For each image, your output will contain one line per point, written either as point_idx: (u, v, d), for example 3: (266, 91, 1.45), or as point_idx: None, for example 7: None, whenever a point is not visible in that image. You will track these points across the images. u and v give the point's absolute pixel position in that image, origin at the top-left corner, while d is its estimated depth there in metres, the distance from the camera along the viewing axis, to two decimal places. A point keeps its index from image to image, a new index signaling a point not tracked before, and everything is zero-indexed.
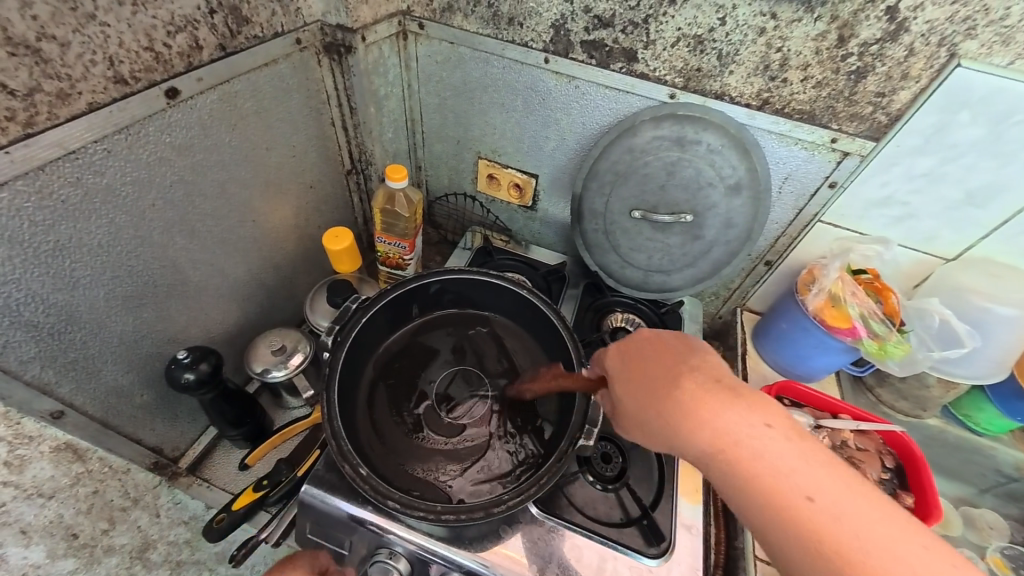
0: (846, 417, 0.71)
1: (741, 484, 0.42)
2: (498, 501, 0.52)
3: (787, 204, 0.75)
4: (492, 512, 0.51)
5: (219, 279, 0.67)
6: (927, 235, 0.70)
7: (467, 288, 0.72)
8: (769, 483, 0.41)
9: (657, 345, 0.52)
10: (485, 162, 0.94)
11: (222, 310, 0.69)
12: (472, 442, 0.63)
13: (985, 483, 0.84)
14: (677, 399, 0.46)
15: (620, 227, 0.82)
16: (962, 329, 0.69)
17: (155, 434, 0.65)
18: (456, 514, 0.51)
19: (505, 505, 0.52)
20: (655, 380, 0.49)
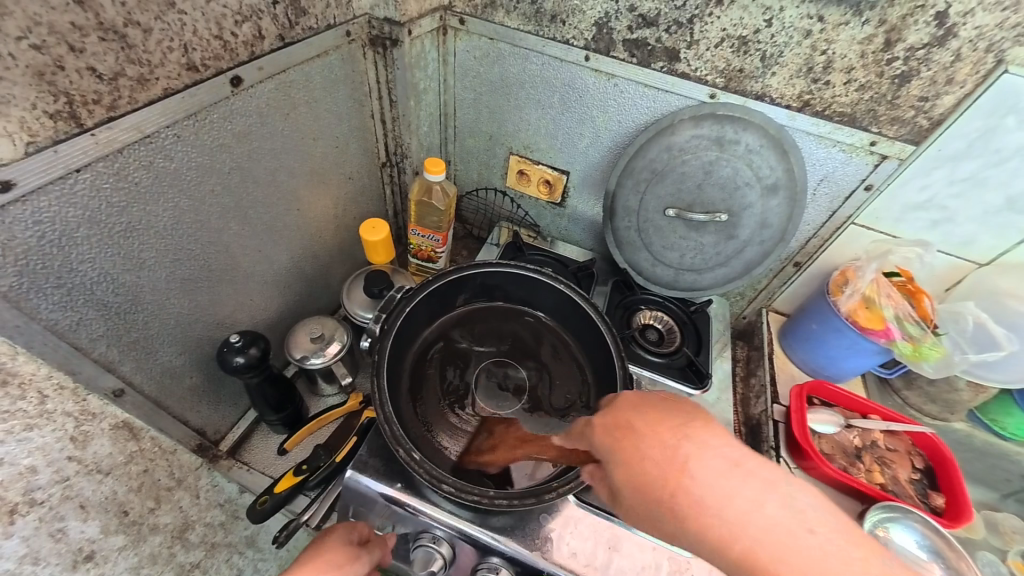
0: (876, 418, 0.72)
1: (720, 560, 0.33)
2: (548, 488, 0.53)
3: (821, 206, 0.76)
4: (543, 499, 0.52)
5: (263, 267, 0.68)
6: (963, 240, 0.71)
7: (505, 281, 0.73)
8: (740, 550, 0.32)
9: (647, 404, 0.41)
10: (516, 158, 0.95)
11: (265, 297, 0.71)
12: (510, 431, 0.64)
13: (1008, 488, 0.85)
14: (676, 506, 0.34)
15: (653, 224, 0.83)
16: (1001, 332, 0.69)
17: (200, 416, 0.68)
18: (508, 499, 0.52)
19: (554, 492, 0.52)
20: (636, 463, 0.38)
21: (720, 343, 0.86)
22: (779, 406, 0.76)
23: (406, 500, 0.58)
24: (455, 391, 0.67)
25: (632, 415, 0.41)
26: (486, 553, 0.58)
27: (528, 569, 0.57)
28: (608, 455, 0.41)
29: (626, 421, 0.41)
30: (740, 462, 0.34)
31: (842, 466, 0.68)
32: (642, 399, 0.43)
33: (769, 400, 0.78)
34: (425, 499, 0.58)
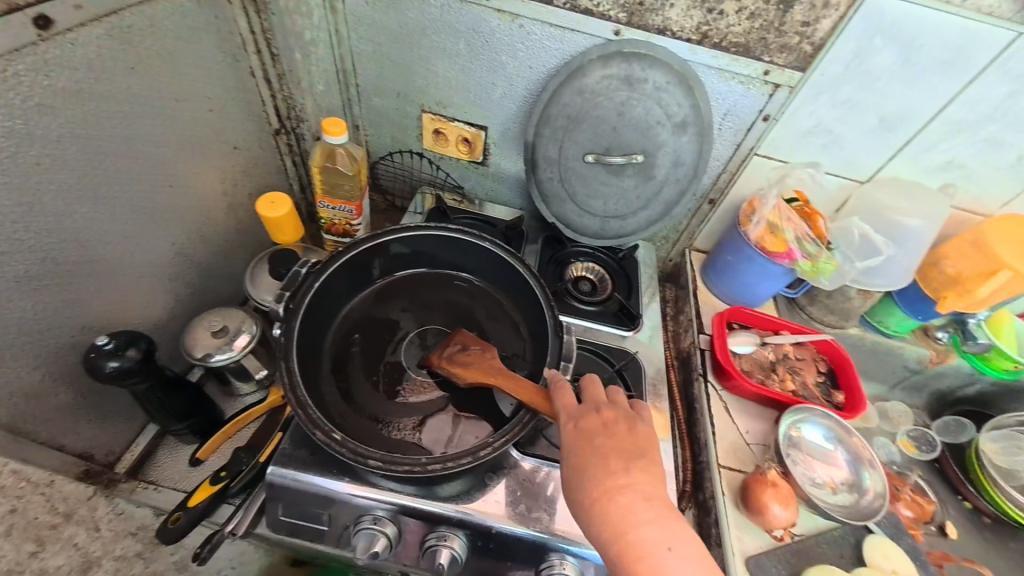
0: (787, 333, 0.78)
1: (602, 542, 0.44)
2: (484, 444, 0.50)
3: (727, 140, 0.79)
4: (479, 455, 0.49)
5: (137, 257, 0.58)
6: (848, 161, 0.77)
7: (426, 245, 0.69)
8: (623, 540, 0.43)
9: (615, 429, 0.50)
10: (430, 115, 0.89)
11: (147, 291, 0.61)
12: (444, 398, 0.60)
13: (895, 379, 0.98)
14: (598, 502, 0.45)
15: (575, 173, 0.82)
16: (881, 240, 0.75)
17: (82, 439, 0.60)
18: (443, 463, 0.49)
19: (490, 447, 0.50)
20: (585, 469, 0.48)
21: (651, 285, 0.89)
22: (705, 336, 0.81)
23: (345, 487, 0.55)
24: (383, 365, 0.63)
25: (597, 433, 0.50)
26: (434, 524, 0.56)
27: (479, 532, 0.56)
28: (564, 452, 0.49)
29: (591, 435, 0.50)
30: (654, 488, 0.46)
31: (760, 380, 0.73)
32: (610, 420, 0.51)
33: (695, 332, 0.83)
34: (363, 482, 0.55)
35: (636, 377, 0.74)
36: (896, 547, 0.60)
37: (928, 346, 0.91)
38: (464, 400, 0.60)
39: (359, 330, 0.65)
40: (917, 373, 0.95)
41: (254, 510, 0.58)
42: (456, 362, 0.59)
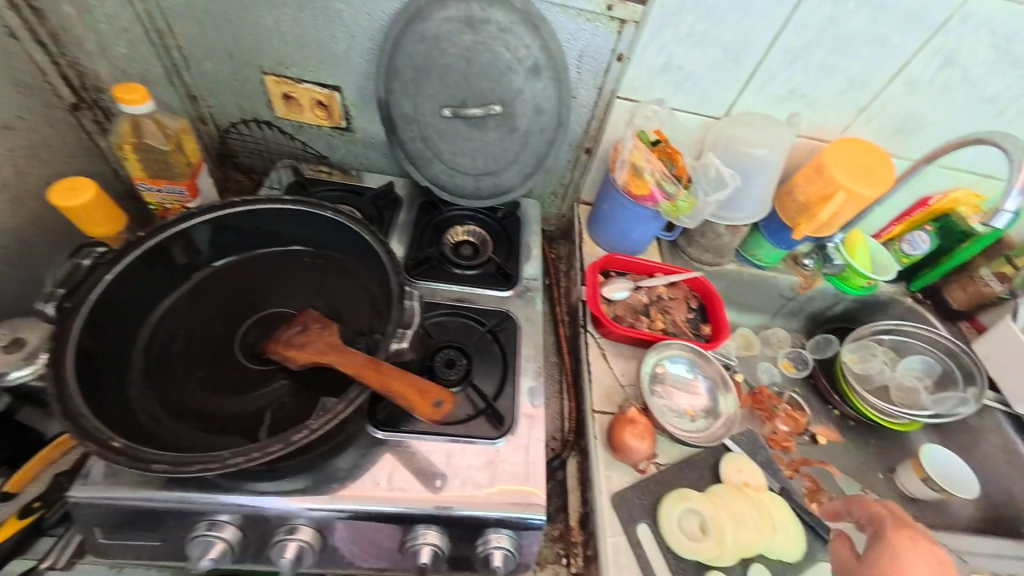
0: (660, 275, 0.80)
1: None
2: (301, 428, 0.45)
3: (589, 84, 0.77)
4: (292, 441, 0.44)
5: None
6: (703, 97, 0.77)
7: (262, 221, 0.62)
8: None
9: None
10: (272, 78, 0.80)
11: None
12: (284, 386, 0.55)
13: (775, 307, 1.05)
14: None
15: (436, 130, 0.77)
16: (727, 172, 0.75)
17: None
18: (249, 455, 0.43)
19: (307, 430, 0.45)
20: None
21: (536, 241, 0.86)
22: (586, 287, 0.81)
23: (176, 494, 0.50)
24: (214, 360, 0.56)
25: None
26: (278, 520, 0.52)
27: (327, 520, 0.53)
28: None
29: None
30: None
31: (629, 323, 0.74)
32: None
33: (578, 285, 0.82)
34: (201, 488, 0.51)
35: (512, 338, 0.71)
36: (749, 461, 0.64)
37: (797, 274, 0.97)
38: (308, 383, 0.55)
39: (185, 322, 0.58)
40: (793, 300, 1.02)
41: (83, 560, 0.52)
42: (294, 345, 0.54)
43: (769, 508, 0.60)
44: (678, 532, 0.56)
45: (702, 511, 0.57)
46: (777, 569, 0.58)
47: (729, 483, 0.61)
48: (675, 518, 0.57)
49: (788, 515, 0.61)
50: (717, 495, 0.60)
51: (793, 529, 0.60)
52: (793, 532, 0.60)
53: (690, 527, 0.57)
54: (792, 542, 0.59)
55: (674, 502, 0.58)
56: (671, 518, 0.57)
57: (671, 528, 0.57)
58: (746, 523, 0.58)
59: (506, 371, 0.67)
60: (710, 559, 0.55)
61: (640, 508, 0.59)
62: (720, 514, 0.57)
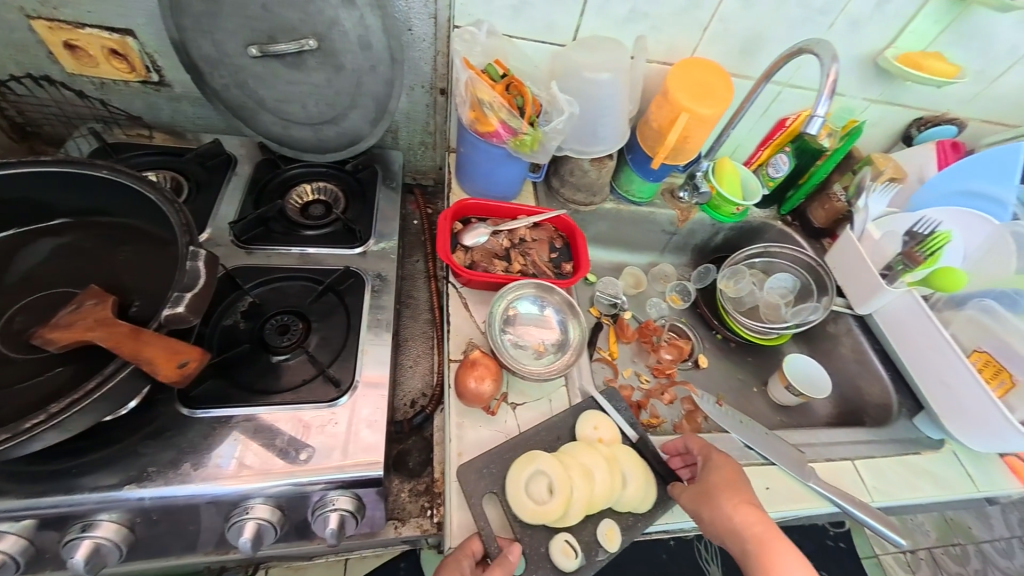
0: (523, 217, 0.77)
1: None
2: (36, 412, 0.39)
3: (421, 13, 0.70)
4: (20, 430, 0.38)
5: None
6: (544, 22, 0.73)
7: (19, 189, 0.53)
8: None
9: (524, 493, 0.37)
10: (42, 23, 0.67)
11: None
12: (58, 373, 0.49)
13: (662, 243, 1.06)
14: None
15: (251, 73, 0.68)
16: (565, 101, 0.71)
17: None
18: None
19: (43, 415, 0.39)
20: None
21: (396, 194, 0.81)
22: None
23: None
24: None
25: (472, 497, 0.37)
26: (70, 518, 0.48)
27: (130, 510, 0.49)
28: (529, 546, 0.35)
29: None
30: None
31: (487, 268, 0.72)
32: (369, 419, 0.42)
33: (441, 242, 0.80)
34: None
35: (358, 299, 0.66)
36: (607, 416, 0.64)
37: (674, 207, 0.98)
38: (87, 368, 0.49)
39: None
40: (676, 233, 1.04)
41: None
42: (58, 324, 0.47)
43: (621, 460, 0.60)
44: (524, 496, 0.54)
45: (550, 471, 0.55)
46: (626, 521, 0.59)
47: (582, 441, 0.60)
48: (521, 482, 0.55)
49: (643, 467, 0.61)
50: (567, 454, 0.58)
51: (647, 479, 0.60)
52: (645, 482, 0.60)
53: (537, 489, 0.55)
54: (643, 493, 0.59)
55: (522, 467, 0.56)
56: (517, 483, 0.55)
57: (518, 493, 0.55)
58: (595, 479, 0.56)
59: (349, 331, 0.62)
60: (555, 519, 0.54)
61: (490, 448, 0.58)
62: (570, 472, 0.55)
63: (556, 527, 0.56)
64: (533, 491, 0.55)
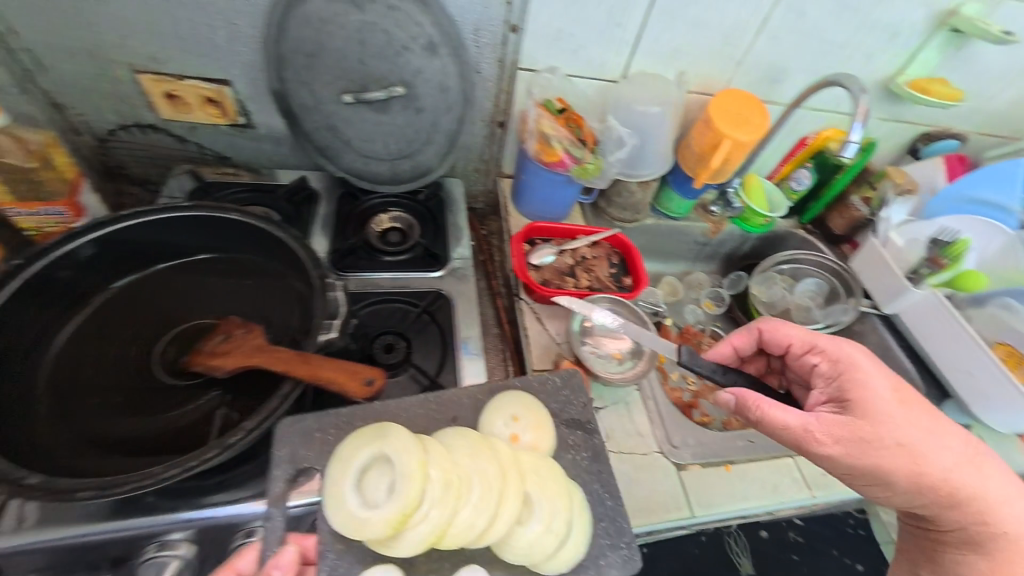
0: (581, 237, 0.84)
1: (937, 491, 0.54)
2: (237, 430, 0.46)
3: (489, 57, 0.78)
4: (228, 444, 0.45)
5: None
6: (598, 62, 0.81)
7: (159, 232, 0.59)
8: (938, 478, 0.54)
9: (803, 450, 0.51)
10: (149, 77, 0.74)
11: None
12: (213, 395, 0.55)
13: (694, 253, 1.15)
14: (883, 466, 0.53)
15: (339, 117, 0.75)
16: (621, 134, 0.80)
17: None
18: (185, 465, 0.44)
19: (244, 432, 0.46)
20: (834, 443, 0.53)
21: (462, 219, 0.88)
22: None
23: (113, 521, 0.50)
24: (122, 385, 0.54)
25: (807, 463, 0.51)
26: (233, 527, 0.53)
27: None
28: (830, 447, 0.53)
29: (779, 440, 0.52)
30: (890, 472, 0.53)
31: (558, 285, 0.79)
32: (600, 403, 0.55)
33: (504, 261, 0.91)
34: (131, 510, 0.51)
35: (447, 317, 0.73)
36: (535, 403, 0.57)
37: (706, 220, 1.07)
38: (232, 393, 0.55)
39: (95, 347, 0.56)
40: (707, 244, 1.12)
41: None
42: (216, 352, 0.54)
43: (526, 479, 0.51)
44: (355, 488, 0.48)
45: (392, 471, 0.47)
46: None
47: (477, 439, 0.51)
48: (354, 468, 0.48)
49: (558, 498, 0.50)
50: (453, 456, 0.50)
51: (558, 525, 0.49)
52: (550, 526, 0.49)
53: (376, 485, 0.47)
54: (540, 542, 0.48)
55: (369, 450, 0.49)
56: (356, 472, 0.49)
57: (344, 484, 0.48)
58: (467, 494, 0.47)
59: (445, 348, 0.69)
60: (369, 534, 0.45)
61: None
62: (426, 482, 0.46)
63: (385, 546, 0.47)
64: (375, 486, 0.48)
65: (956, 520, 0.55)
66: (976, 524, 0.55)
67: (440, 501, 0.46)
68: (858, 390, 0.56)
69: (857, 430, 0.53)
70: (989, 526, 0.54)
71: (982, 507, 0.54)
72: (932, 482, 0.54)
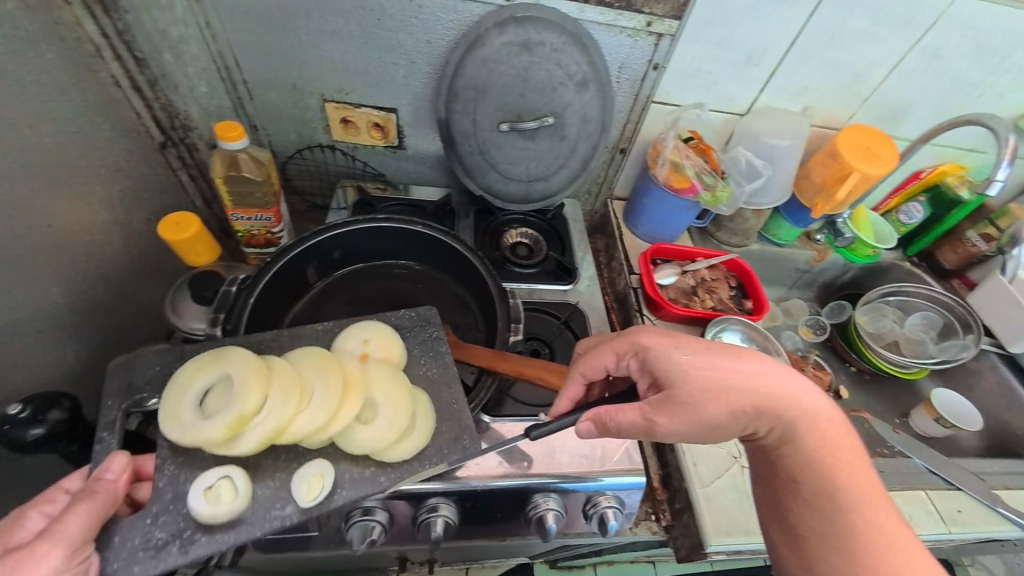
0: (701, 259, 0.89)
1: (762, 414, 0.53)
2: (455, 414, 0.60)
3: (626, 92, 0.85)
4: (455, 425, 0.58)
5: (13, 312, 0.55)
6: (727, 97, 0.87)
7: (359, 241, 0.73)
8: (770, 397, 0.53)
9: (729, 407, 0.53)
10: (333, 105, 0.84)
11: (39, 350, 0.59)
12: None
13: (793, 280, 1.15)
14: (710, 393, 0.53)
15: (492, 142, 0.84)
16: (759, 164, 0.87)
17: None
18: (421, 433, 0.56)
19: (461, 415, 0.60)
20: (719, 403, 0.53)
21: (582, 237, 0.95)
22: (635, 275, 0.91)
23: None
24: None
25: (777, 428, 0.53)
26: (422, 500, 0.60)
27: (465, 495, 0.61)
28: (713, 415, 0.53)
29: (710, 385, 0.53)
30: (733, 385, 0.53)
31: (685, 304, 0.85)
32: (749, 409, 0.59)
33: (626, 273, 0.91)
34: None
35: (582, 325, 0.81)
36: (395, 338, 0.61)
37: (811, 248, 1.08)
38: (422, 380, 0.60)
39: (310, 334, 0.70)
40: (808, 272, 1.13)
41: (108, 568, 0.45)
42: None
43: (369, 385, 0.56)
44: (196, 406, 0.51)
45: (234, 378, 0.51)
46: None
47: (322, 357, 0.55)
48: (195, 389, 0.52)
49: (398, 404, 0.55)
50: (291, 367, 0.55)
51: (399, 418, 0.54)
52: (393, 418, 0.54)
53: (206, 402, 0.51)
54: (381, 432, 0.53)
55: (206, 373, 0.53)
56: (195, 397, 0.52)
57: (179, 401, 0.51)
58: (312, 396, 0.53)
59: None
60: (213, 442, 0.49)
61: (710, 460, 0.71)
62: (273, 390, 0.51)
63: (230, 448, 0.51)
64: (208, 404, 0.51)
65: (802, 435, 0.52)
66: (779, 421, 0.53)
67: (283, 404, 0.51)
68: (664, 368, 0.56)
69: (661, 405, 0.53)
70: (817, 453, 0.51)
71: (780, 407, 0.53)
72: (788, 420, 0.53)
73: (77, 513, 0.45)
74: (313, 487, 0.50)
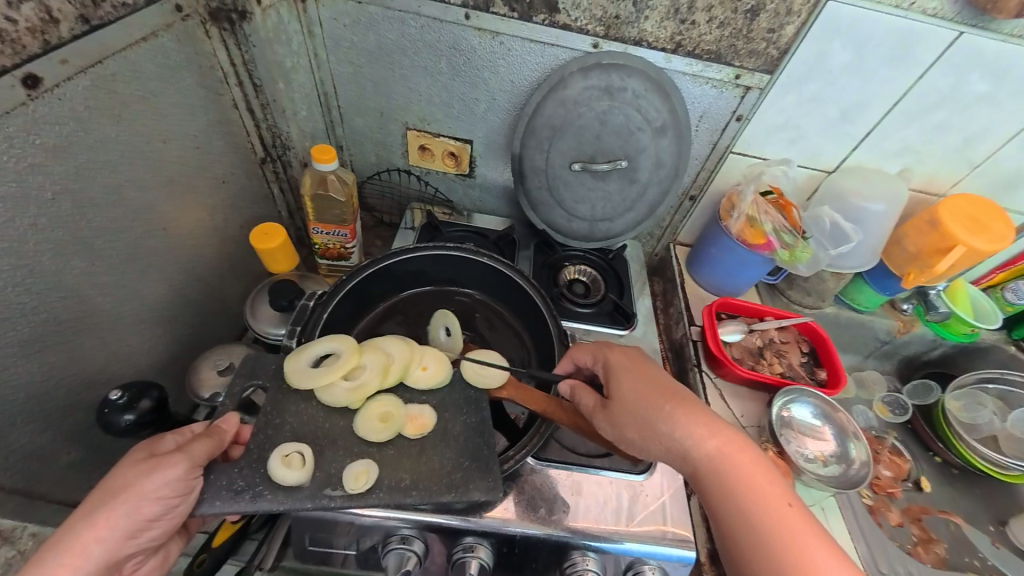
0: (771, 318, 0.84)
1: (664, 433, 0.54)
2: (507, 458, 0.59)
3: (704, 140, 0.83)
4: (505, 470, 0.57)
5: (120, 303, 0.61)
6: (813, 153, 0.82)
7: (426, 265, 0.77)
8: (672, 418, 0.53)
9: (637, 424, 0.55)
10: (414, 132, 0.87)
11: (139, 337, 0.66)
12: None
13: (871, 350, 1.05)
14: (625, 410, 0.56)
15: (562, 180, 0.84)
16: (849, 227, 0.82)
17: (86, 493, 0.62)
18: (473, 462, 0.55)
19: (512, 460, 0.59)
20: (632, 421, 0.55)
21: (640, 281, 0.93)
22: (696, 327, 0.86)
23: (356, 509, 0.56)
24: None
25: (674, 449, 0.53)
26: (460, 537, 0.58)
27: (503, 539, 0.59)
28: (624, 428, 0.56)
29: (624, 401, 0.56)
30: (646, 404, 0.55)
31: (751, 365, 0.80)
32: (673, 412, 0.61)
33: (687, 323, 0.87)
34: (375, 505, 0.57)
35: None
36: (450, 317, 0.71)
37: (896, 317, 0.98)
38: (478, 419, 0.59)
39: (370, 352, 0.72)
40: (889, 342, 1.02)
41: (201, 496, 0.49)
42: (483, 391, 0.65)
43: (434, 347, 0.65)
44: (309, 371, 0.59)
45: (333, 349, 0.60)
46: None
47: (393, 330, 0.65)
48: (302, 360, 0.59)
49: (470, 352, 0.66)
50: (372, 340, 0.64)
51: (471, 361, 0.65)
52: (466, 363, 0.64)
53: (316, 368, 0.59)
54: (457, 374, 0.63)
55: (307, 348, 0.60)
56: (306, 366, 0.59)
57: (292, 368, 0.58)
58: (390, 357, 0.62)
59: None
60: (326, 393, 0.58)
61: None
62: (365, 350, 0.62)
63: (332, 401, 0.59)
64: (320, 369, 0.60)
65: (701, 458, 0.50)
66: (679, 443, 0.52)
67: (373, 361, 0.61)
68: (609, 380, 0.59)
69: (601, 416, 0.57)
70: (712, 476, 0.49)
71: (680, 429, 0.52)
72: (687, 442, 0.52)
73: (200, 445, 0.50)
74: (360, 479, 0.52)
